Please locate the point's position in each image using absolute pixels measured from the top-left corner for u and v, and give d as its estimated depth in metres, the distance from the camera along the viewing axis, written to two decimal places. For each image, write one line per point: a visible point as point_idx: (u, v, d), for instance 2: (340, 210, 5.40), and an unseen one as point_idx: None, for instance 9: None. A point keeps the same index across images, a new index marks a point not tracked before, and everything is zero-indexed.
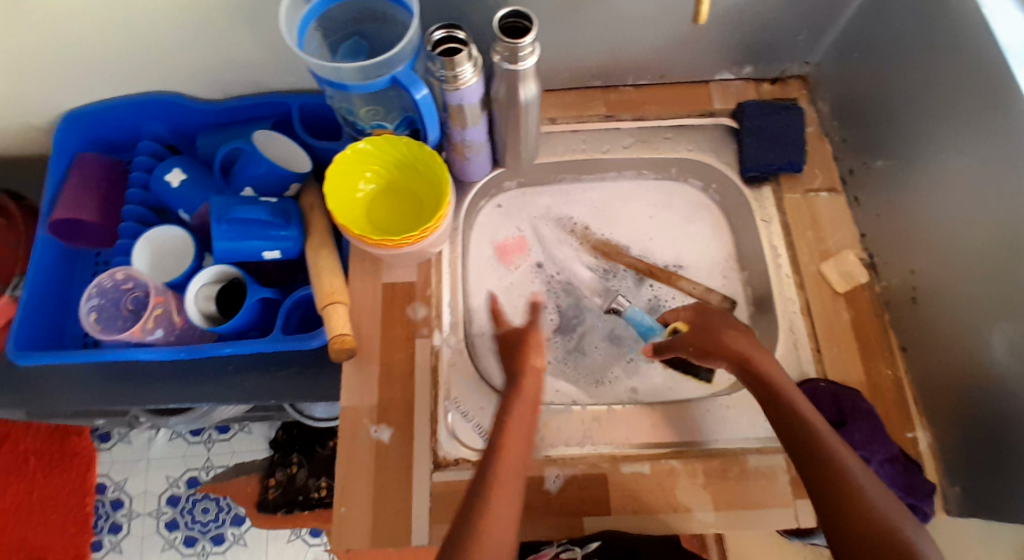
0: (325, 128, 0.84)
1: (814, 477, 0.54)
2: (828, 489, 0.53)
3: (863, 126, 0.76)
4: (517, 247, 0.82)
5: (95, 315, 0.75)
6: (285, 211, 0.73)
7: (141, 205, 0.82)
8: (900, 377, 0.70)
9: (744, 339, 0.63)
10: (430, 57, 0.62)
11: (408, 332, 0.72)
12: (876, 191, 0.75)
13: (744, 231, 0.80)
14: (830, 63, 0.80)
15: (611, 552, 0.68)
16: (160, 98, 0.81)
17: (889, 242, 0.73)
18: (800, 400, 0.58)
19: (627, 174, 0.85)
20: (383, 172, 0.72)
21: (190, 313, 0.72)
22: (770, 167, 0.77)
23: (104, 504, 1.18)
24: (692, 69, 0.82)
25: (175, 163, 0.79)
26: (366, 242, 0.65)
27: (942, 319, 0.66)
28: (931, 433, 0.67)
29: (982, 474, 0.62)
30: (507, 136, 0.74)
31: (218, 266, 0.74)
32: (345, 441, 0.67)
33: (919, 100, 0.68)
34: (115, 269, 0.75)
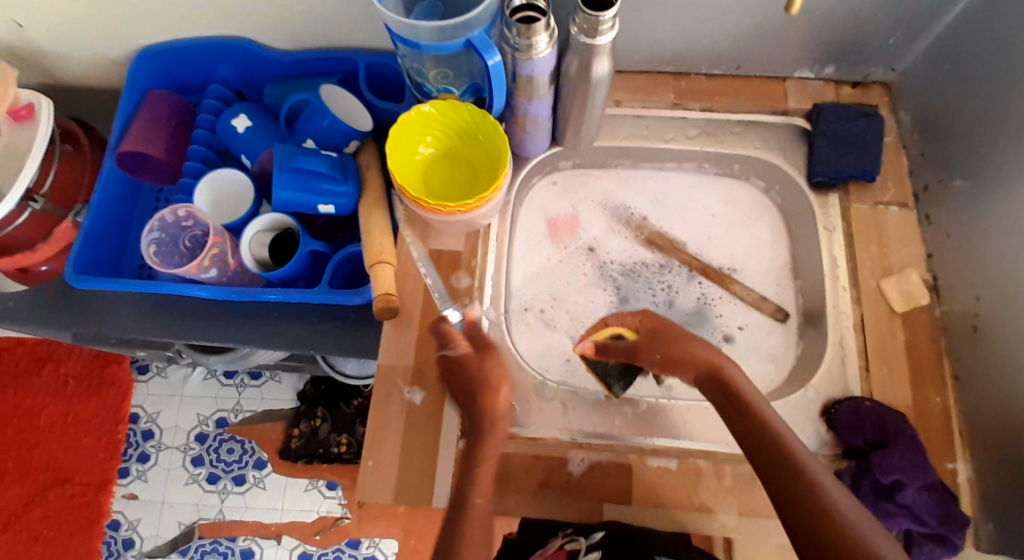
0: (390, 89, 0.84)
1: (792, 509, 0.51)
2: (797, 515, 0.51)
3: (945, 141, 0.72)
4: (569, 226, 0.81)
5: (154, 248, 0.77)
6: (344, 166, 0.73)
7: (205, 147, 0.83)
8: (948, 405, 0.67)
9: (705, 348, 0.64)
10: (507, 23, 0.60)
11: (450, 300, 0.72)
12: (949, 211, 0.71)
13: (803, 238, 0.77)
14: (918, 72, 0.76)
15: (615, 544, 0.66)
16: (234, 44, 0.82)
17: (957, 265, 0.69)
18: (768, 412, 0.57)
19: (687, 166, 0.82)
20: (444, 138, 0.71)
21: (245, 257, 0.74)
22: (840, 174, 0.74)
23: (135, 433, 1.22)
24: (771, 62, 0.79)
25: (242, 109, 0.80)
26: (421, 205, 0.65)
27: (1002, 352, 0.63)
28: (972, 467, 0.64)
29: (1022, 516, 0.59)
30: (572, 114, 0.73)
31: (272, 215, 0.75)
32: (378, 397, 0.67)
33: (1011, 119, 0.63)
34: (178, 206, 0.77)
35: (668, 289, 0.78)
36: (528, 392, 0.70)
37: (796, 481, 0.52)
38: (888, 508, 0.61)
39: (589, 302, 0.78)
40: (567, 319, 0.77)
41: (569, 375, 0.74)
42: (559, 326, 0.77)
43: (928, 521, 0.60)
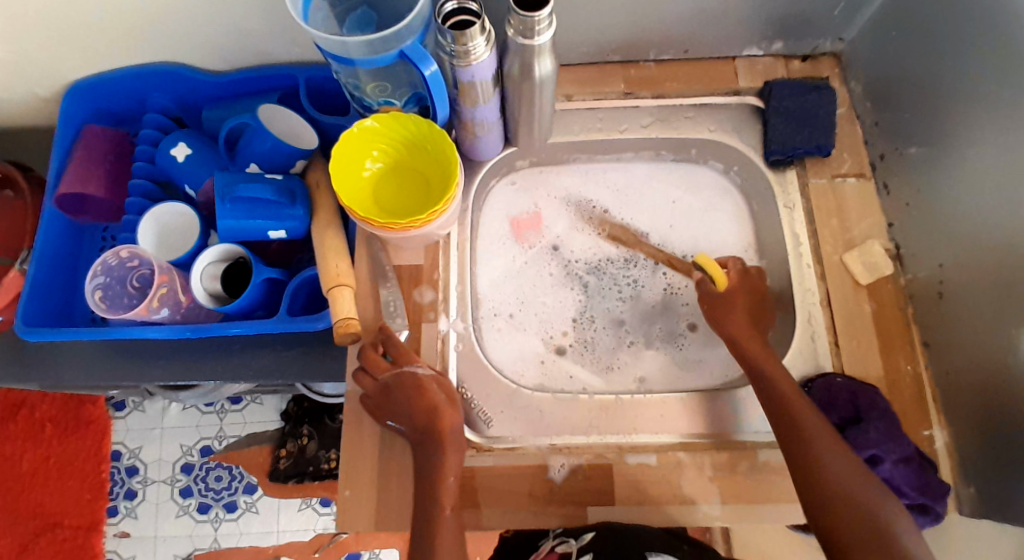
0: (334, 103, 0.82)
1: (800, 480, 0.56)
2: (815, 485, 0.55)
3: (897, 109, 0.72)
4: (532, 225, 0.80)
5: (100, 293, 0.75)
6: (291, 190, 0.71)
7: (147, 179, 0.81)
8: (920, 374, 0.67)
9: (745, 329, 0.67)
10: (441, 31, 0.58)
11: (414, 317, 0.71)
12: (906, 179, 0.71)
13: (765, 217, 0.77)
14: (864, 41, 0.75)
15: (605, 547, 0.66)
16: (165, 69, 0.78)
17: (917, 233, 0.69)
18: (783, 379, 0.61)
19: (644, 156, 0.81)
20: (391, 151, 0.69)
21: (196, 292, 0.72)
22: (796, 150, 0.73)
23: (119, 470, 1.17)
24: (718, 43, 0.78)
25: (180, 138, 0.77)
26: (372, 225, 0.63)
27: (967, 317, 0.63)
28: (948, 433, 0.65)
29: (998, 478, 0.59)
30: (520, 115, 0.71)
31: (221, 245, 0.73)
32: (349, 424, 0.67)
33: (958, 83, 0.63)
34: (119, 247, 0.74)
35: (632, 284, 0.77)
36: (502, 401, 0.69)
37: (798, 441, 0.57)
38: None
39: (558, 303, 0.76)
40: (538, 321, 0.76)
41: (545, 378, 0.73)
42: (530, 329, 0.75)
43: (908, 492, 0.60)
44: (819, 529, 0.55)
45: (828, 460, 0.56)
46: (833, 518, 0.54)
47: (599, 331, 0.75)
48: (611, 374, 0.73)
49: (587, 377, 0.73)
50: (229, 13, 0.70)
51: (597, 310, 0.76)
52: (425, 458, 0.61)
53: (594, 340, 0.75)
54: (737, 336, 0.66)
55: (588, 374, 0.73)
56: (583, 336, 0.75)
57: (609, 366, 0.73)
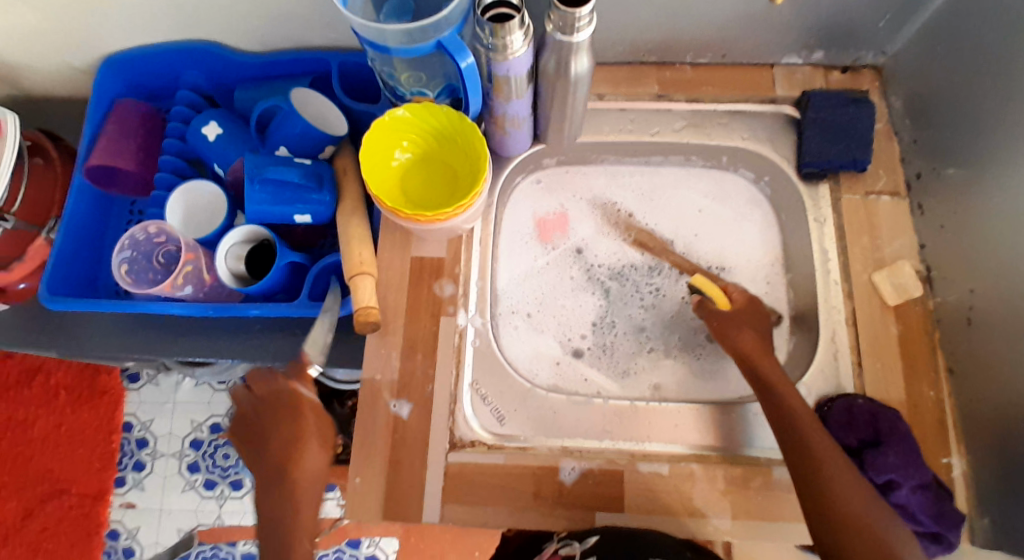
0: (365, 89, 0.81)
1: (813, 504, 0.54)
2: (829, 513, 0.53)
3: (938, 128, 0.70)
4: (557, 225, 0.79)
5: (126, 267, 0.76)
6: (318, 174, 0.71)
7: (176, 156, 0.81)
8: (944, 400, 0.66)
9: (756, 346, 0.64)
10: (479, 23, 0.58)
11: (433, 310, 0.70)
12: (942, 200, 0.69)
13: (793, 230, 0.76)
14: (909, 55, 0.73)
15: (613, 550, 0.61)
16: (200, 47, 0.78)
17: (950, 256, 0.67)
18: (794, 401, 0.59)
19: (674, 160, 0.80)
20: (420, 142, 0.69)
21: (219, 271, 0.72)
22: (831, 164, 0.72)
23: (130, 442, 1.18)
24: (758, 49, 0.76)
25: (211, 116, 0.77)
26: (397, 215, 0.63)
27: (997, 345, 0.62)
28: (967, 461, 0.64)
29: (1015, 510, 0.58)
30: (553, 112, 0.70)
31: (247, 226, 0.73)
32: (362, 412, 0.66)
33: (1006, 105, 0.61)
34: (148, 222, 0.75)
35: (655, 292, 0.76)
36: (516, 400, 0.69)
37: (807, 463, 0.56)
38: None
39: (578, 305, 0.76)
40: (557, 323, 0.75)
41: (560, 379, 0.72)
42: (549, 330, 0.75)
43: (923, 520, 0.59)
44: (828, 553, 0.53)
45: (840, 484, 0.54)
46: (843, 545, 0.52)
47: (618, 337, 0.74)
48: (626, 380, 0.72)
49: (603, 382, 0.72)
50: None
51: (618, 315, 0.75)
52: (283, 428, 0.65)
53: (612, 346, 0.74)
54: (746, 355, 0.64)
55: (604, 378, 0.72)
56: (601, 341, 0.74)
57: (624, 372, 0.73)
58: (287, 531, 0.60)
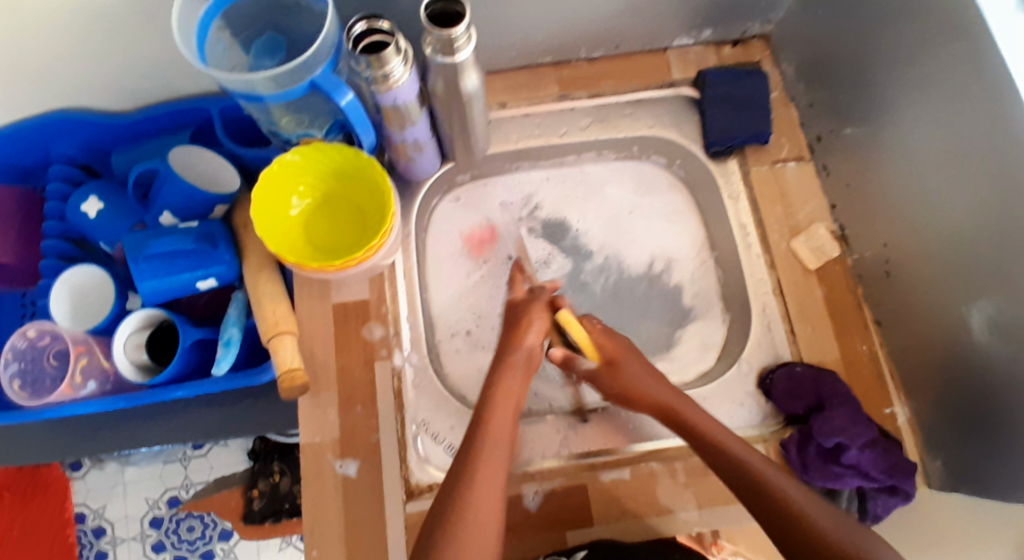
0: (254, 134, 0.77)
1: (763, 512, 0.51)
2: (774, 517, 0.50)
3: (830, 90, 0.71)
4: (486, 236, 0.77)
5: (19, 382, 0.69)
6: (210, 234, 0.67)
7: (60, 238, 0.74)
8: (876, 351, 0.68)
9: (651, 376, 0.61)
10: (353, 56, 0.55)
11: (366, 355, 0.67)
12: (844, 159, 0.70)
13: (711, 210, 0.76)
14: (792, 21, 0.74)
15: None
16: (64, 117, 0.72)
17: (861, 212, 0.69)
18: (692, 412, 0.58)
19: (587, 156, 0.79)
20: (317, 184, 0.65)
21: (120, 366, 0.66)
22: (735, 140, 0.72)
23: (86, 532, 1.08)
24: (648, 35, 0.76)
25: (90, 191, 0.72)
26: (305, 268, 0.60)
27: (916, 293, 0.63)
28: (909, 408, 0.66)
29: (958, 447, 0.60)
30: (454, 131, 0.68)
31: (144, 310, 0.68)
32: (309, 477, 0.63)
33: (889, 61, 0.62)
34: (26, 326, 0.69)
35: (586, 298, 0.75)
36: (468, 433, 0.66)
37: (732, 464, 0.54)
38: (835, 470, 0.61)
39: None
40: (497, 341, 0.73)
41: None
42: (491, 348, 0.72)
43: (877, 476, 0.60)
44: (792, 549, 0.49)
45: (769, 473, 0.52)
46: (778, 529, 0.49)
47: None
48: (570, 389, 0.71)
49: (552, 394, 0.71)
50: (121, 50, 0.64)
51: None
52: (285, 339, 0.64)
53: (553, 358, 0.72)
54: (640, 392, 0.61)
55: (553, 390, 0.71)
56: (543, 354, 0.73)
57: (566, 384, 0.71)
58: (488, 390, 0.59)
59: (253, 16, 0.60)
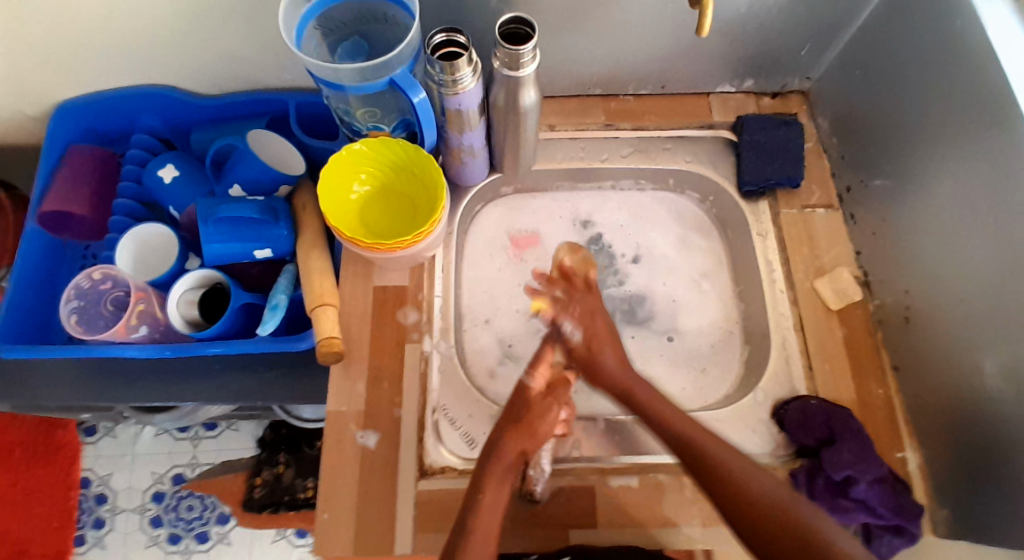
0: (321, 127, 0.83)
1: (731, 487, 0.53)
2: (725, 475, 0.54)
3: (862, 144, 0.75)
4: (531, 238, 0.82)
5: (75, 317, 0.73)
6: (273, 208, 0.72)
7: (132, 199, 0.81)
8: (891, 396, 0.69)
9: (617, 364, 0.64)
10: (430, 61, 0.61)
11: (399, 337, 0.71)
12: (872, 210, 0.74)
13: (739, 245, 0.80)
14: (830, 80, 0.80)
15: None
16: (157, 92, 0.80)
17: (884, 261, 0.72)
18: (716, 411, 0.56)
19: (626, 184, 0.84)
20: (378, 174, 0.71)
21: (173, 320, 0.71)
22: (768, 181, 0.77)
23: (87, 499, 1.10)
24: (694, 80, 0.82)
25: (169, 159, 0.78)
26: (357, 245, 0.65)
27: (934, 341, 0.65)
28: (921, 455, 0.66)
29: (971, 498, 0.60)
30: (506, 142, 0.73)
31: (200, 271, 0.73)
32: (330, 443, 0.66)
33: (922, 121, 0.67)
34: (92, 267, 0.74)
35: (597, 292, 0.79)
36: (485, 422, 0.68)
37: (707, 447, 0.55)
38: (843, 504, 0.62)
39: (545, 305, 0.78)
40: (521, 324, 0.76)
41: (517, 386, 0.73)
42: (513, 333, 0.76)
43: (883, 512, 0.61)
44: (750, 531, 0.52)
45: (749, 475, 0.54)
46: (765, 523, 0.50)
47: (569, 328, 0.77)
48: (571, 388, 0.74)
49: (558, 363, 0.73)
50: (223, 35, 0.72)
51: None
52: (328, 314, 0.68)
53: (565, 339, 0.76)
54: (605, 377, 0.64)
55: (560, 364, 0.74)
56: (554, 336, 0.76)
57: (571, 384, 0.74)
58: (477, 476, 0.59)
59: (346, 21, 0.67)
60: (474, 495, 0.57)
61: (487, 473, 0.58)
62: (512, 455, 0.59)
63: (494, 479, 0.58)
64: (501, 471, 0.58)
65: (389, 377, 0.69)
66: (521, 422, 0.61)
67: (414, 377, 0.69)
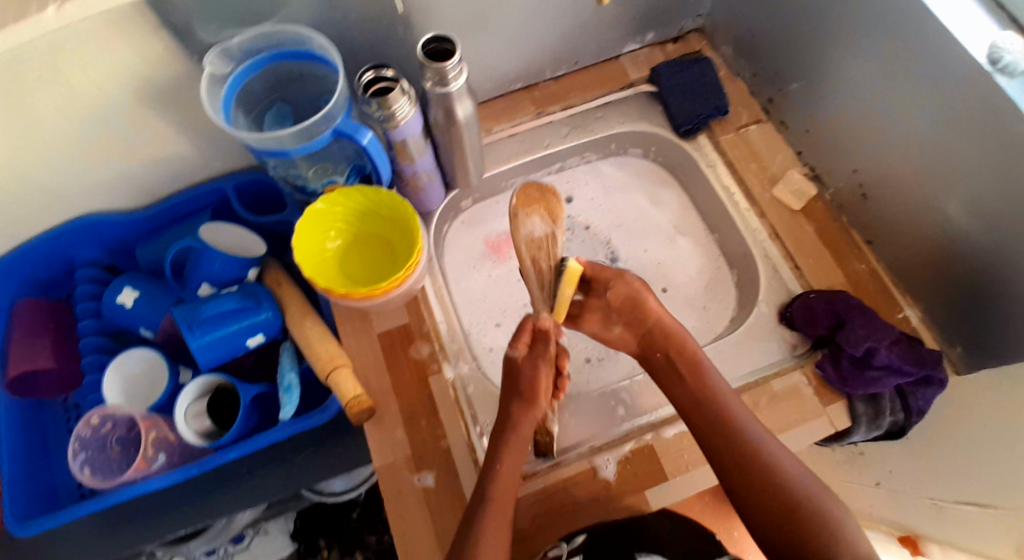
0: (266, 203, 0.82)
1: (751, 501, 0.58)
2: (748, 470, 0.58)
3: (768, 58, 0.81)
4: (508, 242, 0.84)
5: (89, 469, 0.68)
6: (253, 293, 0.71)
7: (97, 334, 0.78)
8: (874, 267, 0.74)
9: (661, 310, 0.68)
10: (366, 101, 0.62)
11: (419, 373, 0.70)
12: (797, 112, 0.80)
13: (693, 183, 0.85)
14: (719, 11, 0.85)
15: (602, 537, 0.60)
16: (89, 220, 0.76)
17: (823, 152, 0.78)
18: (751, 424, 0.61)
19: (573, 161, 0.88)
20: (347, 227, 0.70)
21: (186, 435, 0.68)
22: (700, 116, 0.81)
23: None
24: (602, 48, 0.86)
25: (123, 283, 0.74)
26: (351, 298, 0.64)
27: (891, 206, 0.71)
28: (920, 310, 0.71)
29: (974, 327, 0.65)
30: (455, 158, 0.75)
31: (196, 379, 0.70)
32: (390, 498, 0.64)
33: (816, 19, 0.71)
34: (88, 415, 0.69)
35: None
36: None
37: (729, 447, 0.60)
38: (871, 375, 0.65)
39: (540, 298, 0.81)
40: (525, 323, 0.79)
41: None
42: None
43: (909, 369, 0.64)
44: (764, 528, 0.57)
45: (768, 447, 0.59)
46: (790, 520, 0.56)
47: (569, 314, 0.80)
48: (588, 366, 0.78)
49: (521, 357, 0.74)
50: (141, 139, 0.69)
51: None
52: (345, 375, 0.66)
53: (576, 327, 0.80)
54: (658, 326, 0.67)
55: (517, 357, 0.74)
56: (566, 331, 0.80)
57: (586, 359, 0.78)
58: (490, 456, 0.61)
59: (262, 92, 0.67)
60: (492, 469, 0.60)
61: (503, 451, 0.61)
62: (526, 423, 0.63)
63: (508, 452, 0.61)
64: (514, 454, 0.61)
65: (425, 413, 0.68)
66: (524, 388, 0.64)
67: (449, 405, 0.68)
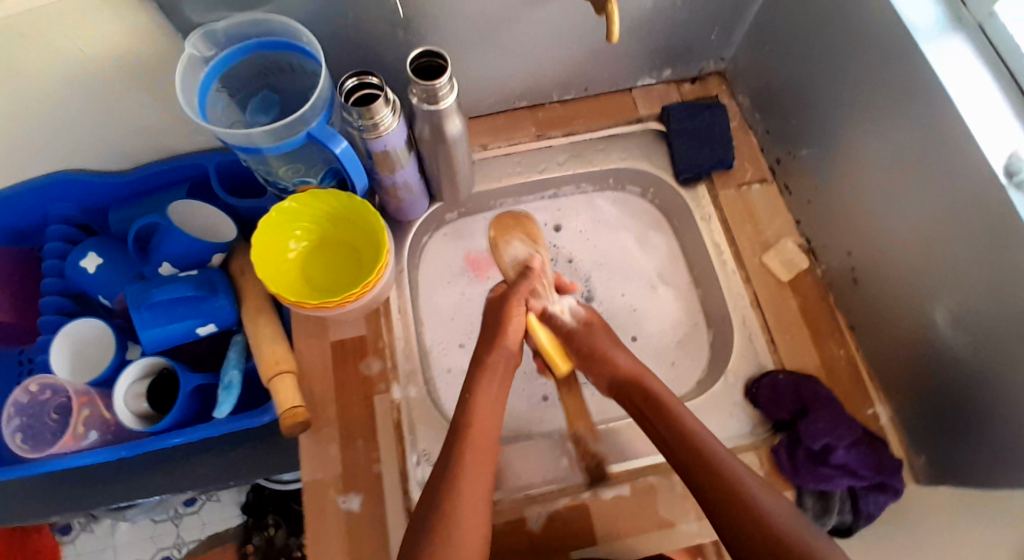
0: (245, 184, 0.80)
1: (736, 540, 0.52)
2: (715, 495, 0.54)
3: (784, 117, 0.77)
4: (488, 260, 0.81)
5: (21, 435, 0.70)
6: (210, 281, 0.69)
7: (60, 294, 0.76)
8: (852, 354, 0.71)
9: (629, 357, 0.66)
10: (345, 107, 0.59)
11: (366, 390, 0.69)
12: (803, 179, 0.76)
13: (685, 232, 0.81)
14: (743, 58, 0.81)
15: None
16: (63, 178, 0.75)
17: (822, 226, 0.74)
18: (719, 448, 0.57)
19: (567, 189, 0.84)
20: (314, 229, 0.69)
21: (122, 414, 0.67)
22: (703, 166, 0.78)
23: None
24: (615, 77, 0.82)
25: (89, 248, 0.74)
26: (303, 307, 0.63)
27: (880, 297, 0.67)
28: (890, 409, 0.69)
29: (941, 439, 0.63)
30: (440, 174, 0.72)
31: (141, 360, 0.69)
32: (313, 515, 0.64)
33: (838, 89, 0.67)
34: (27, 381, 0.70)
35: None
36: None
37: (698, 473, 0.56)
38: (825, 471, 0.63)
39: None
40: None
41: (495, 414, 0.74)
42: None
43: (865, 473, 0.62)
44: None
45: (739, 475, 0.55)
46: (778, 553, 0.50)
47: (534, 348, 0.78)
48: (545, 405, 0.74)
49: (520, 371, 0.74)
50: (121, 108, 0.68)
51: None
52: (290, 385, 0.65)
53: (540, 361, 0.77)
54: (611, 361, 0.66)
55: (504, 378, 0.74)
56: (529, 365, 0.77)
57: (542, 398, 0.75)
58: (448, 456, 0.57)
59: (249, 77, 0.64)
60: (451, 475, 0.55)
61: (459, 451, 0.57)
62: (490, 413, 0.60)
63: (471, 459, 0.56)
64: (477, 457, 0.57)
65: (364, 432, 0.67)
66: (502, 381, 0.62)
67: (389, 428, 0.67)
